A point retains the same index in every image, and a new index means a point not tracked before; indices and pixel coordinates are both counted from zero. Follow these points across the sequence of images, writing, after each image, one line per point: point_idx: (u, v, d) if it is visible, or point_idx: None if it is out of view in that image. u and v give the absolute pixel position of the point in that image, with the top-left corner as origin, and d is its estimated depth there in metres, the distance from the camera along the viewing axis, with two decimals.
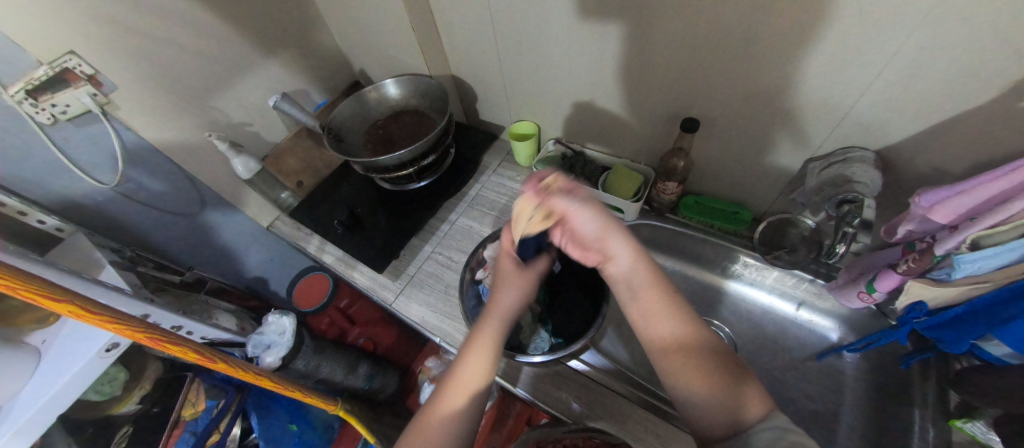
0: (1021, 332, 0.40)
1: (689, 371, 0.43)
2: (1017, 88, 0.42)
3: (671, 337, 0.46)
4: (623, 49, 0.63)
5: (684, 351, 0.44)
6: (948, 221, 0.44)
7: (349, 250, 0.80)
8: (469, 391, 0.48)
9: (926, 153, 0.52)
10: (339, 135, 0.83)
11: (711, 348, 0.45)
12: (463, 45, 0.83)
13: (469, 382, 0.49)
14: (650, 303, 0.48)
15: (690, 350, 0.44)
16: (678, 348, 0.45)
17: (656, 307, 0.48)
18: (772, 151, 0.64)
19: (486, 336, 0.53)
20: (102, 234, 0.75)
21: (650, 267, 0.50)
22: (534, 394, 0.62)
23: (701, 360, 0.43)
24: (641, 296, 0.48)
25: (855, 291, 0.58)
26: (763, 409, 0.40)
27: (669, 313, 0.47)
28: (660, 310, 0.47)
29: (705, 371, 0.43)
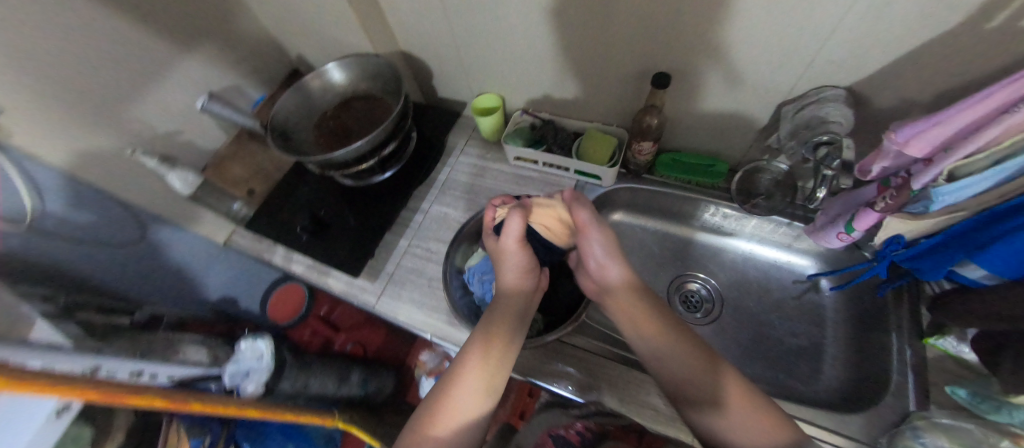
0: (998, 257, 0.41)
1: (689, 363, 0.51)
2: (988, 8, 0.41)
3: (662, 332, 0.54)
4: (588, 5, 0.58)
5: (683, 351, 0.52)
6: (922, 154, 0.43)
7: (318, 257, 0.74)
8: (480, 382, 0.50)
9: (896, 85, 0.51)
10: (286, 133, 0.75)
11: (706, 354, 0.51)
12: (407, 16, 0.75)
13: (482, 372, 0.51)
14: (638, 308, 0.57)
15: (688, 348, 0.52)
16: (671, 342, 0.53)
17: (646, 313, 0.57)
18: (743, 100, 0.63)
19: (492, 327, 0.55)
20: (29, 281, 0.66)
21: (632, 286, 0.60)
22: (533, 374, 0.61)
23: (701, 361, 0.51)
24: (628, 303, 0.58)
25: (833, 232, 0.58)
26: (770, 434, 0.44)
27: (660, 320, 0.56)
28: (655, 316, 0.56)
29: (701, 367, 0.50)
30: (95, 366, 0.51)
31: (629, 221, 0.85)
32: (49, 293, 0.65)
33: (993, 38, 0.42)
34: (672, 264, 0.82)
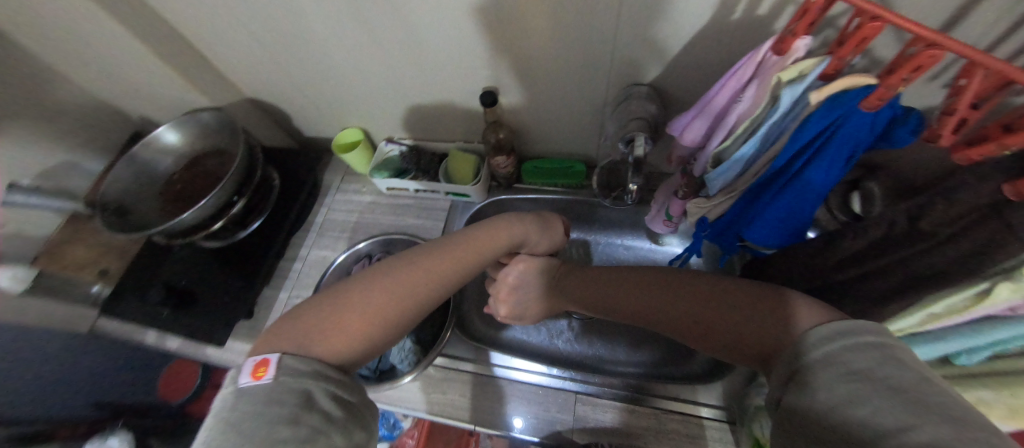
0: (761, 230, 0.45)
1: (731, 316, 0.39)
2: (724, 5, 0.45)
3: (675, 316, 0.44)
4: (403, 35, 0.58)
5: (730, 312, 0.39)
6: (696, 144, 0.47)
7: (188, 330, 0.71)
8: (422, 278, 0.45)
9: (687, 76, 0.55)
10: (124, 208, 0.70)
11: (734, 288, 0.41)
12: (239, 65, 0.72)
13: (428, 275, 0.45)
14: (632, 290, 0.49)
15: (716, 306, 0.41)
16: (716, 314, 0.40)
17: (657, 288, 0.47)
18: (572, 104, 0.66)
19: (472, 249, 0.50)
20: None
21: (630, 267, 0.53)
22: (474, 419, 0.62)
23: (744, 309, 0.38)
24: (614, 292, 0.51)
25: (661, 220, 0.61)
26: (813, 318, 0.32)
27: (687, 280, 0.46)
28: (685, 286, 0.45)
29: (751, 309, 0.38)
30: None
31: None
32: None
33: (736, 29, 0.47)
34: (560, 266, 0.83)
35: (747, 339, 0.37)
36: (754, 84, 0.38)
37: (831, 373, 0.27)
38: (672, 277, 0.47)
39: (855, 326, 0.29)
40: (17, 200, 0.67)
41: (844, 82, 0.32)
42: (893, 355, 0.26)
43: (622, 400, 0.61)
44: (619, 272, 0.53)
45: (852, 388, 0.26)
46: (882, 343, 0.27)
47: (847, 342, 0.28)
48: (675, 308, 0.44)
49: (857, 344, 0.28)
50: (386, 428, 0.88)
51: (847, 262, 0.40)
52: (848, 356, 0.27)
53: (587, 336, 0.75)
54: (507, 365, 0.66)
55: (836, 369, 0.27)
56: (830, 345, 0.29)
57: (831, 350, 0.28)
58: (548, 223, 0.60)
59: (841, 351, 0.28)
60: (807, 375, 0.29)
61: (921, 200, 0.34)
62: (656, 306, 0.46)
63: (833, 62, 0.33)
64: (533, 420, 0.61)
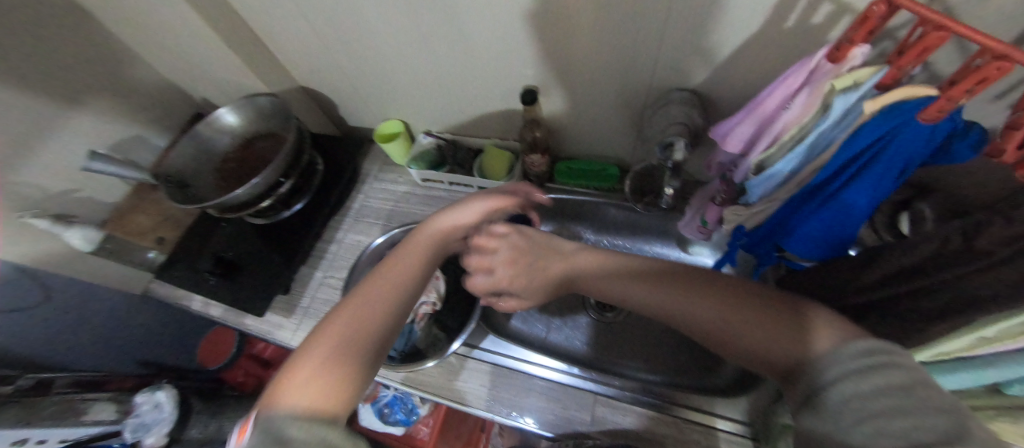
0: (802, 241, 0.44)
1: (746, 325, 0.38)
2: (777, 12, 0.45)
3: (684, 319, 0.42)
4: (453, 32, 0.61)
5: (745, 320, 0.38)
6: (738, 151, 0.47)
7: (232, 299, 0.75)
8: (385, 301, 0.45)
9: (731, 83, 0.55)
10: (185, 181, 0.76)
11: (742, 296, 0.40)
12: (297, 55, 0.77)
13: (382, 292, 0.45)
14: (637, 287, 0.46)
15: (727, 315, 0.39)
16: (732, 323, 0.39)
17: (663, 289, 0.44)
18: (611, 107, 0.66)
19: (412, 258, 0.51)
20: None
21: (625, 258, 0.50)
22: (489, 409, 0.63)
23: (758, 321, 0.37)
24: (619, 286, 0.48)
25: (694, 226, 0.60)
26: (838, 336, 0.32)
27: (692, 282, 0.43)
28: (690, 291, 0.43)
29: (768, 317, 0.37)
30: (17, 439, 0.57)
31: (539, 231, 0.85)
32: None
33: (787, 37, 0.47)
34: None
35: (764, 348, 0.37)
36: (805, 91, 0.38)
37: (847, 396, 0.28)
38: (676, 276, 0.45)
39: (877, 344, 0.29)
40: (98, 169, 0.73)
41: (903, 92, 0.31)
42: (900, 365, 0.27)
43: (638, 403, 0.61)
44: (612, 264, 0.50)
45: (866, 409, 0.26)
46: (896, 360, 0.27)
47: (864, 362, 0.28)
48: (684, 314, 0.42)
49: (874, 362, 0.28)
50: (403, 412, 0.90)
51: (891, 278, 0.39)
52: (859, 377, 0.28)
53: (605, 338, 0.75)
54: (525, 358, 0.67)
55: (850, 389, 0.28)
56: (852, 364, 0.29)
57: (847, 371, 0.29)
58: (482, 203, 0.57)
59: (859, 371, 0.28)
60: (829, 396, 0.29)
61: (977, 221, 0.33)
62: (662, 309, 0.44)
63: (891, 71, 0.33)
64: (547, 416, 0.62)
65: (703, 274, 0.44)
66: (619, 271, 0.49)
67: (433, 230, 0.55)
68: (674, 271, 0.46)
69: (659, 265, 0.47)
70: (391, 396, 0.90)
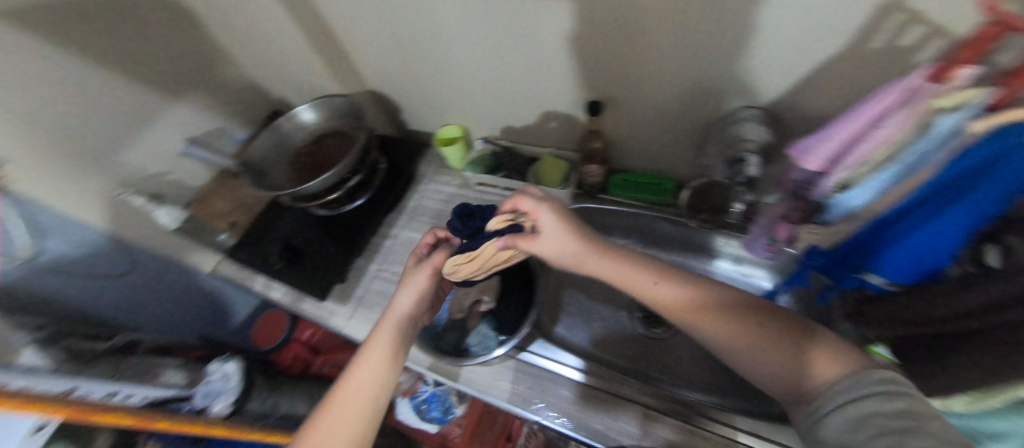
0: (888, 263, 0.44)
1: (764, 351, 0.45)
2: (863, 32, 0.46)
3: (712, 329, 0.48)
4: (526, 42, 0.64)
5: (765, 348, 0.45)
6: (819, 169, 0.46)
7: (294, 283, 0.80)
8: (369, 390, 0.51)
9: (806, 102, 0.55)
10: (263, 170, 0.82)
11: (763, 318, 0.47)
12: (373, 60, 0.83)
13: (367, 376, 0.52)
14: (670, 292, 0.52)
15: (754, 333, 0.46)
16: (749, 342, 0.46)
17: (695, 298, 0.51)
18: (673, 121, 0.68)
19: (388, 333, 0.56)
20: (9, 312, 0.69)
21: (655, 263, 0.55)
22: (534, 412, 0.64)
23: (781, 342, 0.45)
24: (647, 288, 0.53)
25: (761, 243, 0.61)
26: (844, 368, 0.41)
27: (719, 300, 0.50)
28: (717, 309, 0.49)
29: (783, 346, 0.45)
30: (113, 393, 0.56)
31: None
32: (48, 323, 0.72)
33: (871, 58, 0.47)
34: None
35: (778, 365, 0.44)
36: (900, 112, 0.37)
37: (859, 416, 0.37)
38: (703, 300, 0.50)
39: (889, 376, 0.37)
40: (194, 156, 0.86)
41: (1016, 114, 0.30)
42: (906, 395, 0.36)
43: (662, 411, 0.61)
44: (643, 264, 0.54)
45: (882, 426, 0.35)
46: (903, 389, 0.36)
47: (871, 389, 0.37)
48: (710, 327, 0.49)
49: (887, 391, 0.36)
50: (438, 411, 0.91)
51: (989, 308, 0.36)
52: (879, 401, 0.36)
53: (646, 354, 0.75)
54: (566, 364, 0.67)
55: (864, 410, 0.36)
56: (865, 390, 0.37)
57: (859, 396, 0.37)
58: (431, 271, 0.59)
59: (869, 396, 0.37)
60: (842, 414, 0.38)
61: None
62: (689, 318, 0.50)
63: (1002, 93, 0.32)
64: (592, 426, 0.61)
65: (727, 293, 0.51)
66: (653, 276, 0.53)
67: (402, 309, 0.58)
68: (704, 284, 0.52)
69: (688, 277, 0.53)
70: (430, 393, 0.92)
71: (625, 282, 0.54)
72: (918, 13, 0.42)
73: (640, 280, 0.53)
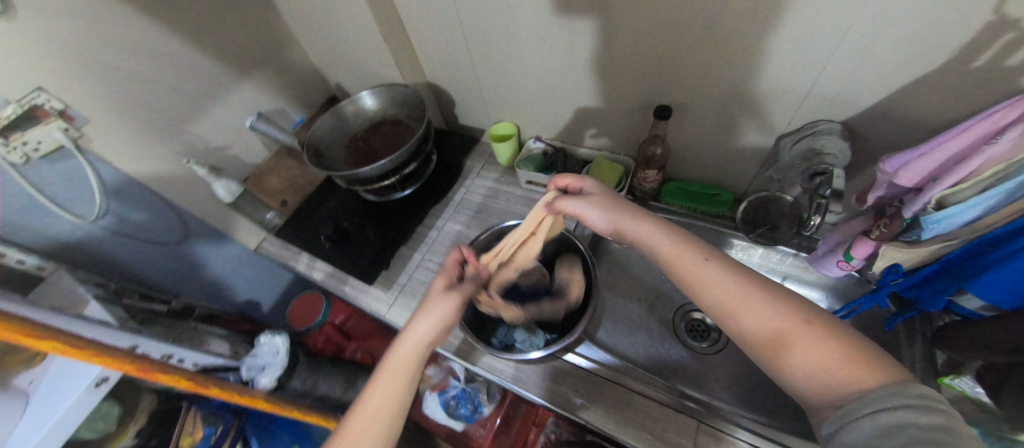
0: (991, 285, 0.42)
1: (792, 335, 0.41)
2: (966, 51, 0.44)
3: (745, 309, 0.44)
4: (601, 44, 0.65)
5: (792, 333, 0.41)
6: (912, 184, 0.45)
7: (338, 265, 0.80)
8: (388, 414, 0.48)
9: (890, 120, 0.54)
10: (321, 151, 0.84)
11: (801, 310, 0.42)
12: (436, 52, 0.84)
13: (380, 406, 0.48)
14: (709, 269, 0.47)
15: (790, 322, 0.41)
16: (780, 333, 0.41)
17: (731, 278, 0.46)
18: (740, 131, 0.67)
19: (404, 359, 0.51)
20: (71, 266, 0.72)
21: (694, 239, 0.51)
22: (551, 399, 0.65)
23: (814, 338, 0.40)
24: (687, 262, 0.49)
25: (834, 260, 0.57)
26: (880, 379, 0.36)
27: (758, 284, 0.45)
28: (755, 294, 0.44)
29: (816, 337, 0.40)
30: (171, 354, 0.57)
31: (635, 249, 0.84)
32: (103, 281, 0.74)
33: (973, 77, 0.46)
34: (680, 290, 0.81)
35: (807, 361, 0.40)
36: (1016, 127, 0.36)
37: (890, 426, 0.33)
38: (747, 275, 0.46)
39: (927, 391, 0.33)
40: (261, 129, 0.83)
41: None
42: (945, 413, 0.32)
43: (671, 406, 0.62)
44: (686, 239, 0.51)
45: (912, 439, 0.31)
46: (940, 404, 0.32)
47: (907, 399, 0.33)
48: (741, 311, 0.44)
49: (921, 405, 0.33)
50: (467, 409, 0.90)
51: None
52: (913, 412, 0.32)
53: (692, 368, 0.73)
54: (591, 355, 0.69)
55: (896, 420, 0.33)
56: (900, 400, 0.33)
57: (892, 405, 0.34)
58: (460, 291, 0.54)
59: (903, 407, 0.33)
60: (871, 422, 0.34)
61: None
62: (721, 299, 0.45)
63: None
64: (604, 412, 0.63)
65: (766, 280, 0.46)
66: (693, 250, 0.49)
67: (421, 333, 0.52)
68: (744, 268, 0.47)
69: (725, 258, 0.48)
70: (459, 390, 0.90)
71: (667, 254, 0.50)
72: None
73: (680, 252, 0.49)
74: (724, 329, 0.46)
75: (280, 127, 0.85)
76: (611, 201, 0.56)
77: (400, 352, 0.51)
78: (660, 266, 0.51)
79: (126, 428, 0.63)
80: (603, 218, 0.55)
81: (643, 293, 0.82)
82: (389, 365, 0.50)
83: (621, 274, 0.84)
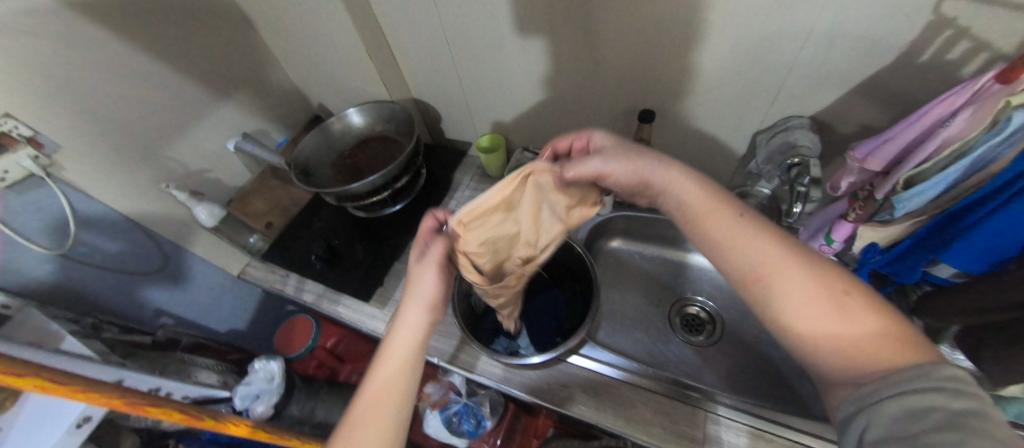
0: (960, 256, 0.45)
1: (825, 305, 0.36)
2: (914, 46, 0.49)
3: (773, 276, 0.38)
4: (583, 55, 0.68)
5: (822, 301, 0.36)
6: (880, 168, 0.50)
7: (331, 283, 0.78)
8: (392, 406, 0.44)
9: (853, 111, 0.59)
10: (307, 170, 0.83)
11: (840, 278, 0.37)
12: (421, 68, 0.86)
13: (381, 399, 0.44)
14: (740, 229, 0.42)
15: (827, 291, 0.36)
16: (809, 303, 0.36)
17: (765, 241, 0.40)
18: (719, 130, 0.71)
19: (402, 350, 0.47)
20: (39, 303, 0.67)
21: (731, 199, 0.45)
22: (533, 393, 0.66)
23: (854, 311, 0.35)
24: (720, 219, 0.43)
25: (816, 245, 0.61)
26: (921, 355, 0.32)
27: (796, 249, 0.40)
28: (793, 261, 0.38)
29: (851, 308, 0.35)
30: (159, 387, 0.57)
31: (628, 248, 0.88)
32: (76, 317, 0.69)
33: (923, 70, 0.51)
34: (673, 287, 0.83)
35: (835, 333, 0.35)
36: (967, 110, 0.41)
37: (917, 409, 0.29)
38: (780, 240, 0.40)
39: (962, 374, 0.29)
40: (247, 150, 0.81)
41: None
42: (979, 400, 0.28)
43: (666, 395, 0.63)
44: (717, 192, 0.45)
45: (942, 424, 0.27)
46: (977, 389, 0.28)
47: (937, 382, 0.29)
48: (770, 278, 0.38)
49: (955, 388, 0.29)
50: (470, 425, 0.88)
51: None
52: (942, 397, 0.28)
53: (693, 361, 0.74)
54: (593, 358, 0.68)
55: (922, 404, 0.29)
56: (931, 383, 0.29)
57: (918, 388, 0.30)
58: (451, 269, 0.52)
59: (932, 391, 0.29)
60: (894, 405, 0.30)
61: None
62: (752, 262, 0.40)
63: None
64: (599, 405, 0.64)
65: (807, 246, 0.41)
66: (726, 209, 0.44)
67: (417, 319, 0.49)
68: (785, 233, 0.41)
69: (760, 220, 0.43)
70: (461, 405, 0.88)
71: (699, 210, 0.45)
72: (966, 30, 0.46)
73: (711, 210, 0.44)
74: (749, 298, 0.41)
75: (265, 147, 0.83)
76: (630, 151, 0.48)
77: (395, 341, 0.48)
78: (687, 220, 0.46)
79: None
80: (627, 170, 0.47)
81: (638, 292, 0.84)
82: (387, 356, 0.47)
83: (615, 274, 0.86)
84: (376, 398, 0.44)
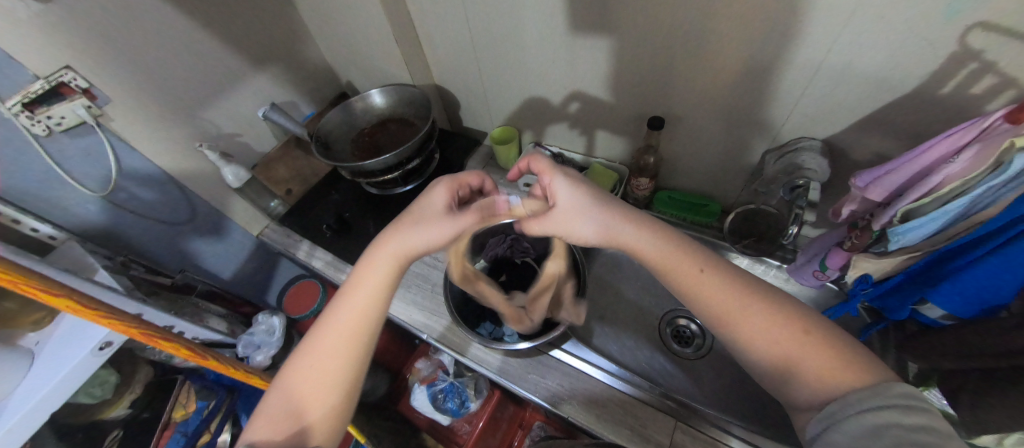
0: (949, 295, 0.44)
1: (780, 347, 0.39)
2: (934, 78, 0.47)
3: (735, 319, 0.41)
4: (599, 56, 0.69)
5: (782, 343, 0.39)
6: (881, 199, 0.49)
7: (337, 253, 0.83)
8: (360, 329, 0.48)
9: (868, 139, 0.57)
10: (328, 144, 0.87)
11: (789, 314, 0.40)
12: (444, 56, 0.88)
13: (353, 320, 0.48)
14: (693, 283, 0.44)
15: (790, 332, 0.39)
16: (773, 343, 0.39)
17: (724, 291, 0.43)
18: (732, 145, 0.71)
19: (379, 276, 0.50)
20: (79, 238, 0.75)
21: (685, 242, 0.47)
22: (511, 378, 0.69)
23: (807, 350, 0.38)
24: (680, 269, 0.45)
25: (810, 270, 0.61)
26: (862, 377, 0.35)
27: (753, 293, 0.42)
28: (754, 304, 0.41)
29: (799, 348, 0.38)
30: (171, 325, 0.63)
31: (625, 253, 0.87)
32: (110, 254, 0.77)
33: (943, 103, 0.49)
34: (666, 298, 0.83)
35: (803, 369, 0.38)
36: (972, 147, 0.39)
37: (875, 426, 0.32)
38: (740, 284, 0.43)
39: (910, 389, 0.32)
40: (275, 120, 0.87)
41: None
42: (924, 410, 0.31)
43: (660, 409, 0.63)
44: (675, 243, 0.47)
45: (896, 437, 0.30)
46: (922, 403, 0.32)
47: (888, 400, 0.32)
48: (742, 321, 0.41)
49: (905, 403, 0.32)
50: (453, 405, 0.91)
51: None
52: (896, 412, 0.31)
53: (674, 372, 0.75)
54: (584, 357, 0.70)
55: (880, 421, 0.32)
56: (883, 400, 0.32)
57: (875, 406, 0.33)
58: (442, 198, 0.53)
59: (887, 407, 0.32)
60: (858, 421, 0.33)
61: None
62: (715, 309, 0.43)
63: None
64: (580, 402, 0.65)
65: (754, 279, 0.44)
66: (671, 256, 0.46)
67: (400, 245, 0.50)
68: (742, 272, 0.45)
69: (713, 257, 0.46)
70: (448, 384, 0.92)
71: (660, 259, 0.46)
72: (993, 64, 0.44)
73: (664, 260, 0.46)
74: (724, 339, 0.43)
75: (291, 118, 0.89)
76: (592, 204, 0.48)
77: (374, 269, 0.50)
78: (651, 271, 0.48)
79: (121, 398, 0.70)
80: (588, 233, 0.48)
81: (631, 299, 0.84)
82: (361, 282, 0.50)
83: (611, 277, 0.87)
84: (347, 318, 0.48)
